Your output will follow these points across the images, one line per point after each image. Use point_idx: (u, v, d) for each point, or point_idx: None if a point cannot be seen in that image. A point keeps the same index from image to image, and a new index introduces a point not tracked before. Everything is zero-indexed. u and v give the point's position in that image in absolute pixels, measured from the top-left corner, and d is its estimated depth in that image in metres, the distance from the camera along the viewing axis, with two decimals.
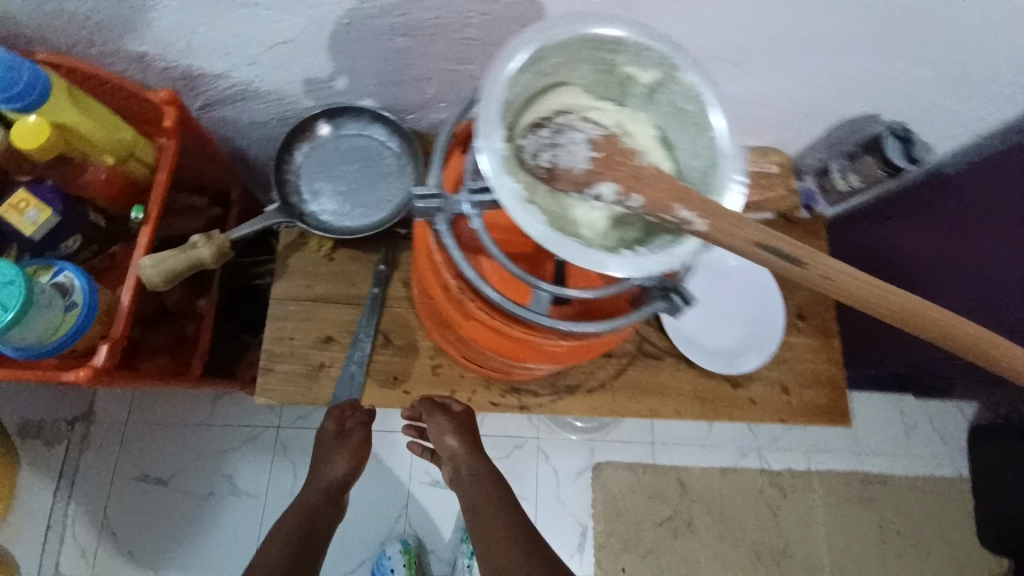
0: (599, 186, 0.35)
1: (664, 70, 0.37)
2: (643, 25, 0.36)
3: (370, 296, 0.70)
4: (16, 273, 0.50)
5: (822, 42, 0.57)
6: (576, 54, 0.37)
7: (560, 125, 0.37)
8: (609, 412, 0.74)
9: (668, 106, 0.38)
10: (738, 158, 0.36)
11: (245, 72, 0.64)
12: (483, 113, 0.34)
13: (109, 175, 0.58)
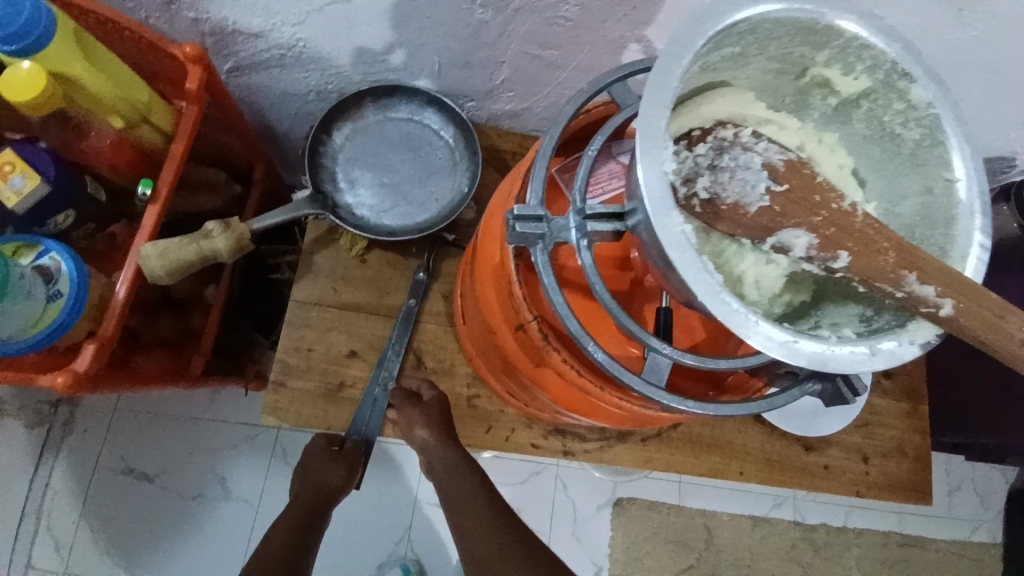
0: (783, 234, 0.26)
1: (882, 79, 0.28)
2: (865, 15, 0.27)
3: (404, 310, 0.59)
4: None
5: (994, 64, 0.47)
6: (763, 47, 0.28)
7: (726, 141, 0.28)
8: (664, 467, 0.64)
9: (867, 125, 0.30)
10: (977, 208, 0.27)
11: (287, 34, 0.55)
12: (649, 120, 0.24)
13: (116, 142, 0.48)
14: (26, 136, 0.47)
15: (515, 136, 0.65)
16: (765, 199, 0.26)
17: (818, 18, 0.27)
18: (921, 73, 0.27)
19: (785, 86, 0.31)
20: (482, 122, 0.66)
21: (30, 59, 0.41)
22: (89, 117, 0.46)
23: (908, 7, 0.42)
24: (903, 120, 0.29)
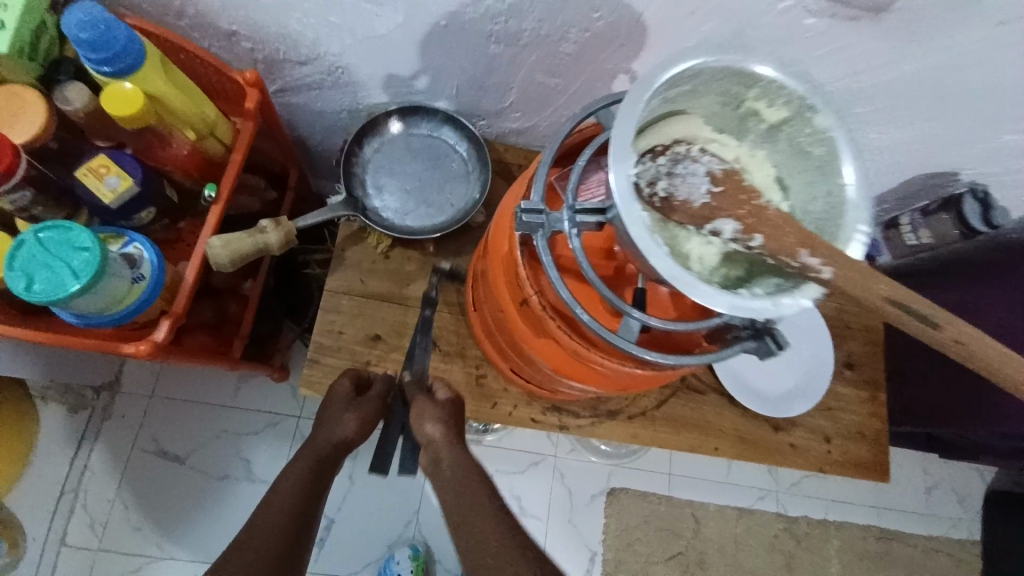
0: (720, 223, 0.35)
1: (797, 110, 0.37)
2: (783, 63, 0.36)
3: (420, 318, 0.66)
4: (93, 240, 0.49)
5: (924, 95, 0.56)
6: (707, 84, 0.37)
7: (680, 154, 0.37)
8: (648, 442, 0.73)
9: (789, 146, 0.39)
10: (864, 211, 0.35)
11: (329, 62, 0.65)
12: (619, 135, 0.33)
13: (190, 151, 0.58)
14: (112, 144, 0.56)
15: (520, 150, 0.75)
16: (707, 196, 0.35)
17: (746, 66, 0.36)
18: (823, 105, 0.36)
19: (727, 115, 0.40)
20: (492, 138, 0.75)
21: (128, 80, 0.51)
22: (168, 130, 0.56)
23: (844, 51, 0.52)
24: (813, 141, 0.38)
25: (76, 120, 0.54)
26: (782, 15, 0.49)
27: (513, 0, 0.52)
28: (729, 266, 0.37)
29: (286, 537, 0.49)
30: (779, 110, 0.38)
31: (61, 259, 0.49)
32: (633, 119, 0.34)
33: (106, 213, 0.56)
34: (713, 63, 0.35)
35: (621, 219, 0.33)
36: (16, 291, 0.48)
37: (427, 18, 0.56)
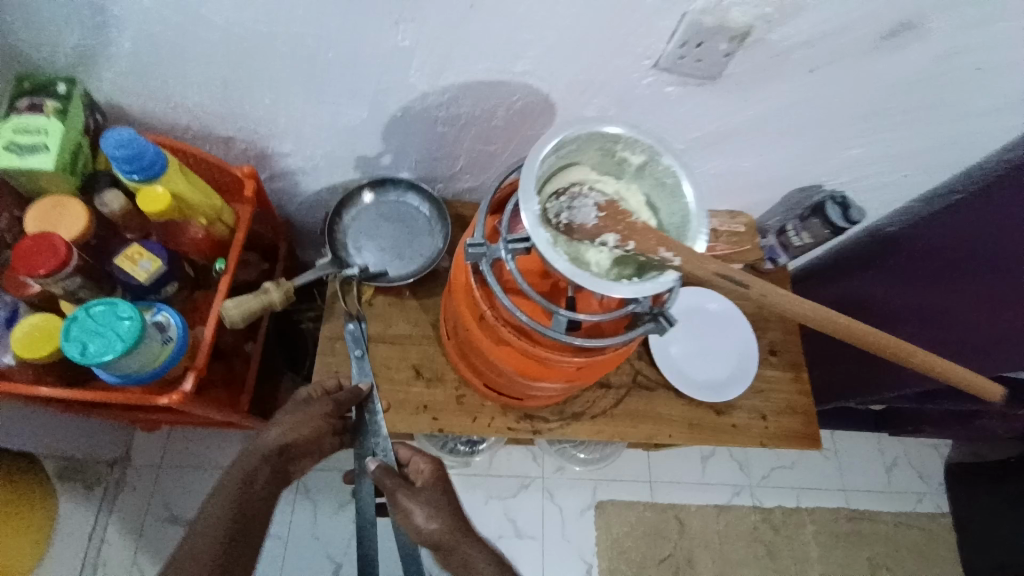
0: (605, 236, 0.49)
1: (651, 156, 0.52)
2: (635, 125, 0.51)
3: (354, 357, 0.72)
4: (133, 311, 0.62)
5: (772, 132, 0.73)
6: (587, 144, 0.52)
7: (574, 193, 0.51)
8: (612, 436, 0.84)
9: (652, 180, 0.54)
10: (702, 221, 0.50)
11: (310, 152, 0.80)
12: (525, 185, 0.48)
13: (203, 234, 0.71)
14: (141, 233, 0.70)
15: (474, 204, 0.91)
16: (595, 219, 0.49)
17: (608, 130, 0.51)
18: (667, 150, 0.51)
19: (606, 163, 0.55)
20: (449, 197, 0.91)
21: (157, 183, 0.64)
22: (184, 219, 0.69)
23: (702, 107, 0.69)
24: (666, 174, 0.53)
25: (111, 217, 0.67)
26: (650, 88, 0.67)
27: (451, 94, 0.69)
28: (619, 265, 0.51)
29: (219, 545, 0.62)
30: (638, 158, 0.53)
31: (109, 328, 0.61)
32: (533, 173, 0.49)
33: (136, 291, 0.68)
34: (585, 130, 0.51)
35: (532, 240, 0.47)
36: (72, 357, 0.60)
37: (385, 111, 0.72)
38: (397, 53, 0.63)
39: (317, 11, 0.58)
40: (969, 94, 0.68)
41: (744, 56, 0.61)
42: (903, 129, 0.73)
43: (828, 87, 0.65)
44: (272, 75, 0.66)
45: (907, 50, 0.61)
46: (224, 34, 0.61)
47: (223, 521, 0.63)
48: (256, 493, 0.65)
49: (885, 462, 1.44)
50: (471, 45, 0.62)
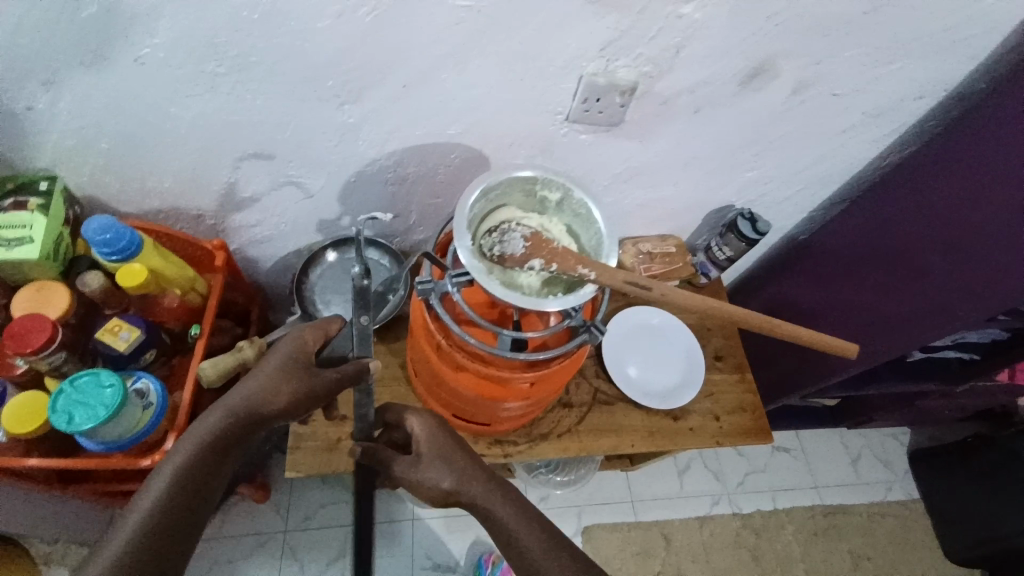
0: (532, 261, 0.57)
1: (565, 192, 0.62)
2: (548, 168, 0.61)
3: (358, 326, 0.65)
4: (116, 378, 0.66)
5: (677, 163, 0.85)
6: (511, 187, 0.62)
7: (504, 229, 0.60)
8: (578, 451, 0.90)
9: (570, 212, 0.63)
10: (613, 241, 0.60)
11: (274, 220, 0.88)
12: (458, 226, 0.56)
13: (179, 303, 0.77)
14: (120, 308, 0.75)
15: None
16: (523, 247, 0.58)
17: (526, 174, 0.61)
18: (577, 186, 0.61)
19: (530, 202, 0.64)
20: (407, 249, 0.99)
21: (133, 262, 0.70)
22: (160, 291, 0.75)
23: (615, 148, 0.81)
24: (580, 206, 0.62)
25: (93, 296, 0.73)
26: (567, 137, 0.78)
27: (397, 158, 0.79)
28: (550, 283, 0.61)
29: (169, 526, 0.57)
30: (556, 195, 0.63)
31: (93, 397, 0.66)
32: (464, 216, 0.58)
33: (117, 361, 0.73)
34: (506, 176, 0.60)
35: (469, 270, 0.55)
36: (59, 426, 0.64)
37: (340, 178, 0.81)
38: (346, 128, 0.73)
39: (272, 101, 0.67)
40: (835, 115, 0.79)
41: (637, 106, 0.73)
42: (786, 152, 0.86)
43: (712, 123, 0.78)
44: (236, 156, 0.75)
45: (766, 89, 0.73)
46: (192, 126, 0.70)
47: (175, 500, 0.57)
48: (216, 466, 0.60)
49: (851, 455, 1.52)
50: (409, 117, 0.72)
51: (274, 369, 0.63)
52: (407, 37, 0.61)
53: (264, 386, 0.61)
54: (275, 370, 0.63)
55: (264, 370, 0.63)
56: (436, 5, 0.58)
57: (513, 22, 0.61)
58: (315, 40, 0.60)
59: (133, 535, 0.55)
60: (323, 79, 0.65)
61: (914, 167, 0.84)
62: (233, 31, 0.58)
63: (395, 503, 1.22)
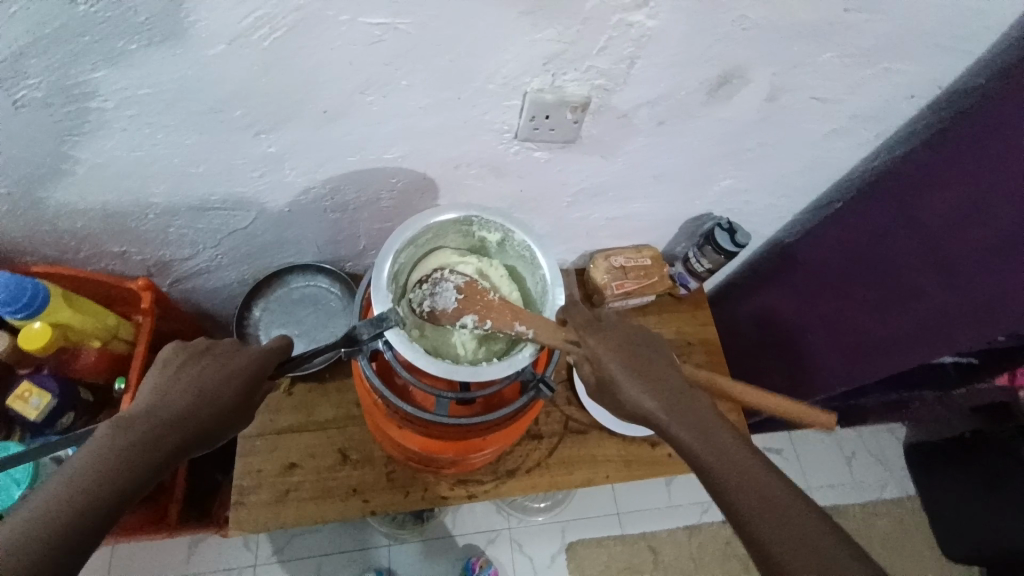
0: (464, 318, 0.53)
1: (505, 233, 0.55)
2: (484, 205, 0.54)
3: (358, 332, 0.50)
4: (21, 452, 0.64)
5: (646, 175, 0.77)
6: (444, 230, 0.56)
7: (436, 279, 0.55)
8: (548, 487, 0.85)
9: (513, 252, 0.57)
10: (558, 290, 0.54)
11: (208, 252, 0.81)
12: (377, 286, 0.51)
13: (99, 355, 0.71)
14: (32, 367, 0.69)
15: None
16: (455, 302, 0.53)
17: (458, 216, 0.54)
18: (517, 227, 0.54)
19: (467, 241, 0.58)
20: (361, 273, 0.92)
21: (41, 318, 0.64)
22: (75, 345, 0.69)
23: (575, 163, 0.73)
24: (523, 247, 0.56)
25: (2, 357, 0.67)
26: (519, 155, 0.70)
27: (332, 185, 0.71)
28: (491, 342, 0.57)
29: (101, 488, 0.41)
30: (496, 235, 0.56)
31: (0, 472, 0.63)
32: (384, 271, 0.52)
33: (33, 426, 0.68)
34: (433, 220, 0.54)
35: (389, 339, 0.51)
36: None
37: (273, 208, 0.74)
38: (267, 159, 0.65)
39: (176, 135, 0.60)
40: (816, 120, 0.71)
41: (593, 120, 0.65)
42: (764, 159, 0.78)
43: (680, 134, 0.70)
44: (151, 192, 0.68)
45: (735, 97, 0.66)
46: (92, 166, 0.62)
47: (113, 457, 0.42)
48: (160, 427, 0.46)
49: (845, 454, 1.47)
50: (337, 143, 0.64)
51: (233, 367, 0.52)
52: (317, 61, 0.53)
53: (219, 381, 0.50)
54: (234, 368, 0.52)
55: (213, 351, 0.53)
56: (343, 24, 0.50)
57: (438, 38, 0.53)
58: (210, 69, 0.52)
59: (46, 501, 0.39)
60: (230, 109, 0.57)
61: (901, 173, 0.77)
62: (111, 66, 0.50)
63: (370, 530, 1.17)
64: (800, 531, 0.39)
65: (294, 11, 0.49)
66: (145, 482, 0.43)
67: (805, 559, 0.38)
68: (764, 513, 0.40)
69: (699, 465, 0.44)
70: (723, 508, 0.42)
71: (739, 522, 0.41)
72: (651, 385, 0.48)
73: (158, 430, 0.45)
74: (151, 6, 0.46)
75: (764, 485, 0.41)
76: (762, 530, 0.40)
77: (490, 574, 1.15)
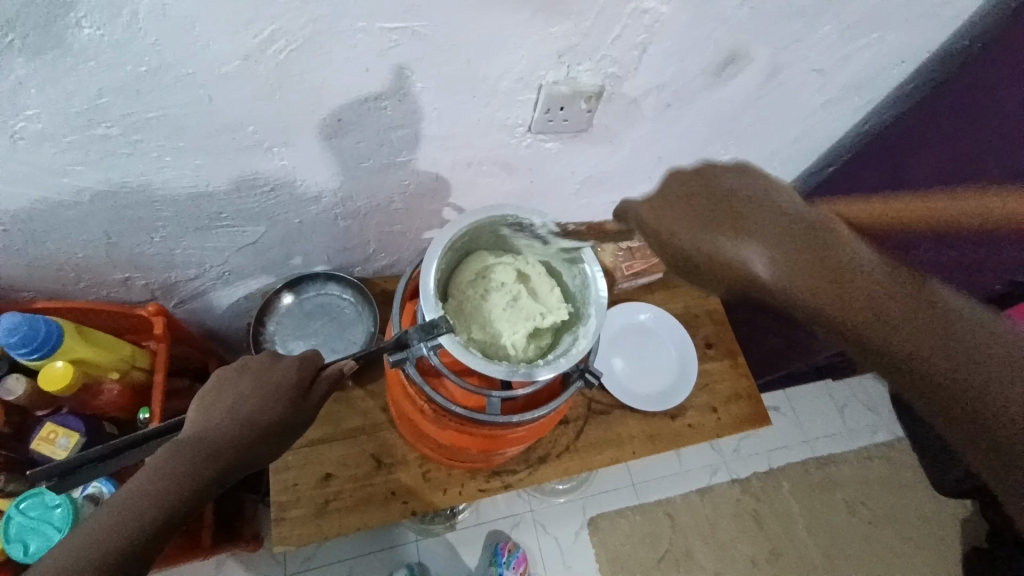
0: None
1: (539, 231, 0.59)
2: (519, 206, 0.59)
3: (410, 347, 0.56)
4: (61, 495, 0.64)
5: (653, 158, 0.78)
6: (480, 233, 0.60)
7: None
8: (580, 469, 0.87)
9: (547, 248, 0.61)
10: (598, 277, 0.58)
11: (215, 271, 0.79)
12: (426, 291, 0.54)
13: (120, 388, 0.70)
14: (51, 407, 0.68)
15: (396, 279, 0.91)
16: None
17: (495, 216, 0.58)
18: (551, 223, 0.58)
19: (500, 241, 0.62)
20: (371, 277, 0.90)
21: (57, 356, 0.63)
22: (96, 380, 0.68)
23: (584, 152, 0.73)
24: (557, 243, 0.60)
25: (18, 401, 0.65)
26: (530, 149, 0.69)
27: (343, 195, 0.69)
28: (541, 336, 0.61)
29: (143, 509, 0.45)
30: (530, 232, 0.60)
31: (40, 518, 0.64)
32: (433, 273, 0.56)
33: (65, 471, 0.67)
34: (473, 221, 0.58)
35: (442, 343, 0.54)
36: (16, 557, 0.63)
37: (283, 222, 0.72)
38: (277, 174, 0.63)
39: (182, 156, 0.57)
40: (815, 93, 0.73)
41: (604, 109, 0.66)
42: (764, 134, 0.79)
43: (686, 116, 0.71)
44: (155, 217, 0.65)
45: (740, 77, 0.67)
46: (94, 196, 0.59)
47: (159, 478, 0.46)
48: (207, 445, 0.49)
49: (835, 403, 1.50)
50: (348, 153, 0.62)
51: (269, 385, 0.52)
52: (331, 73, 0.51)
53: (256, 403, 0.51)
54: (269, 387, 0.52)
55: (269, 365, 0.54)
56: (359, 32, 0.48)
57: (454, 40, 0.51)
58: (220, 89, 0.50)
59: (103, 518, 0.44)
60: (240, 127, 0.55)
61: (896, 137, 0.80)
62: (117, 92, 0.48)
63: (397, 528, 1.18)
64: (917, 325, 0.45)
65: (308, 24, 0.47)
66: (191, 506, 0.47)
67: (924, 351, 0.45)
68: (887, 329, 0.45)
69: (827, 315, 0.45)
70: (847, 336, 0.46)
71: (868, 339, 0.46)
72: (769, 267, 0.44)
73: (197, 458, 0.48)
74: (160, 28, 0.44)
75: (886, 304, 0.44)
76: (890, 342, 0.45)
77: (520, 556, 1.17)
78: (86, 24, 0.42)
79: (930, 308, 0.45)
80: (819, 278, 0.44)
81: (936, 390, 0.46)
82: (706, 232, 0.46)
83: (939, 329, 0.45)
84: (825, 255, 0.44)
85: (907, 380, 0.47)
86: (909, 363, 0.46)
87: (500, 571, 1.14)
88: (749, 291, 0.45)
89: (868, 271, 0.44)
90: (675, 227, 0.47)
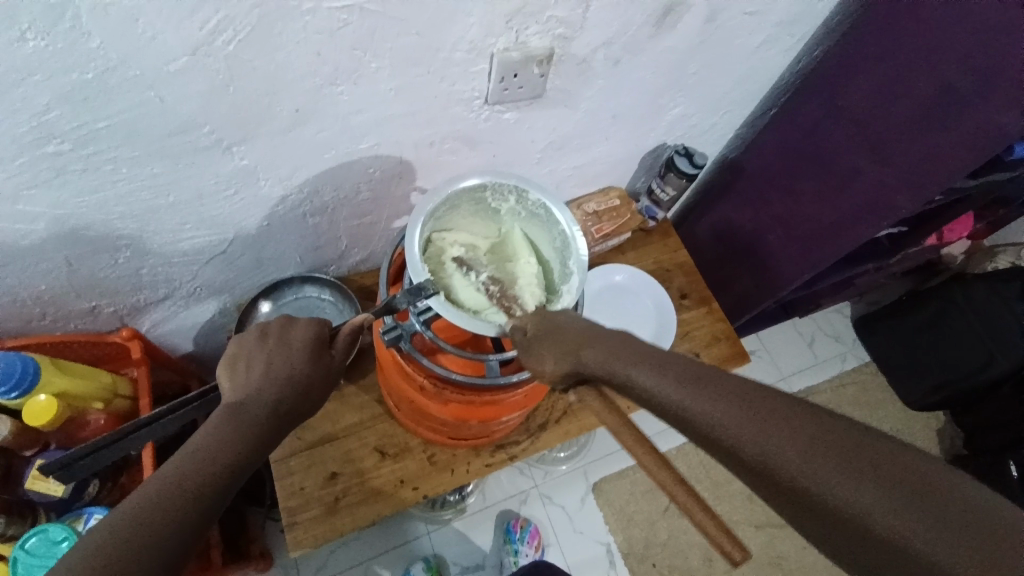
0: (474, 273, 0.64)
1: (517, 192, 0.63)
2: (493, 173, 0.62)
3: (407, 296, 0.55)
4: (68, 530, 0.64)
5: (608, 116, 0.80)
6: (460, 199, 0.63)
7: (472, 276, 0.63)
8: (580, 430, 0.89)
9: (524, 211, 0.65)
10: (577, 230, 0.62)
11: (187, 287, 0.77)
12: (412, 263, 0.57)
13: (107, 417, 0.72)
14: (37, 445, 0.70)
15: (373, 273, 0.91)
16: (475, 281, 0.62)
17: (473, 184, 0.62)
18: (530, 186, 0.62)
19: (480, 207, 0.65)
20: (346, 275, 0.90)
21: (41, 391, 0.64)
22: (80, 412, 0.69)
23: (538, 120, 0.75)
24: (534, 206, 0.64)
25: (5, 444, 0.67)
26: (488, 120, 0.70)
27: (309, 190, 0.69)
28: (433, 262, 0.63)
29: (223, 463, 0.43)
30: (507, 198, 0.64)
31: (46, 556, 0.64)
32: (415, 242, 0.58)
33: (61, 504, 0.70)
34: (450, 191, 0.61)
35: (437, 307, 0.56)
36: None
37: (249, 226, 0.71)
38: (238, 175, 0.62)
39: (139, 166, 0.55)
40: (749, 35, 0.77)
41: (556, 71, 0.67)
42: (705, 83, 0.83)
43: (634, 72, 0.74)
44: (117, 236, 0.63)
45: (681, 24, 0.69)
46: (51, 221, 0.57)
47: (228, 441, 0.44)
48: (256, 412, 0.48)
49: (806, 338, 1.56)
50: (308, 145, 0.62)
51: (297, 346, 0.53)
52: (282, 58, 0.51)
53: (288, 359, 0.52)
54: (298, 347, 0.53)
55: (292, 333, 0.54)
56: (306, 14, 0.48)
57: (402, 12, 0.52)
58: (171, 88, 0.49)
59: (181, 475, 0.41)
60: (196, 127, 0.54)
61: (831, 70, 0.83)
62: (65, 102, 0.47)
63: (406, 523, 1.19)
64: (822, 455, 0.37)
65: (254, 10, 0.46)
66: (223, 495, 0.42)
67: (812, 470, 0.37)
68: (761, 441, 0.39)
69: (682, 420, 0.43)
70: (929, 508, 0.34)
71: (922, 487, 0.35)
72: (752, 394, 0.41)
73: (253, 419, 0.47)
74: (104, 29, 0.43)
75: (761, 421, 0.39)
76: (800, 483, 0.37)
77: (532, 530, 1.20)
78: (29, 35, 0.41)
79: (835, 432, 0.38)
80: (691, 390, 0.43)
81: (858, 536, 0.35)
82: (602, 343, 0.50)
83: (840, 453, 0.37)
84: (660, 360, 0.46)
85: (859, 546, 0.35)
86: (808, 484, 0.37)
87: (514, 547, 1.17)
88: (710, 428, 0.41)
89: (725, 389, 0.42)
90: (596, 354, 0.49)
